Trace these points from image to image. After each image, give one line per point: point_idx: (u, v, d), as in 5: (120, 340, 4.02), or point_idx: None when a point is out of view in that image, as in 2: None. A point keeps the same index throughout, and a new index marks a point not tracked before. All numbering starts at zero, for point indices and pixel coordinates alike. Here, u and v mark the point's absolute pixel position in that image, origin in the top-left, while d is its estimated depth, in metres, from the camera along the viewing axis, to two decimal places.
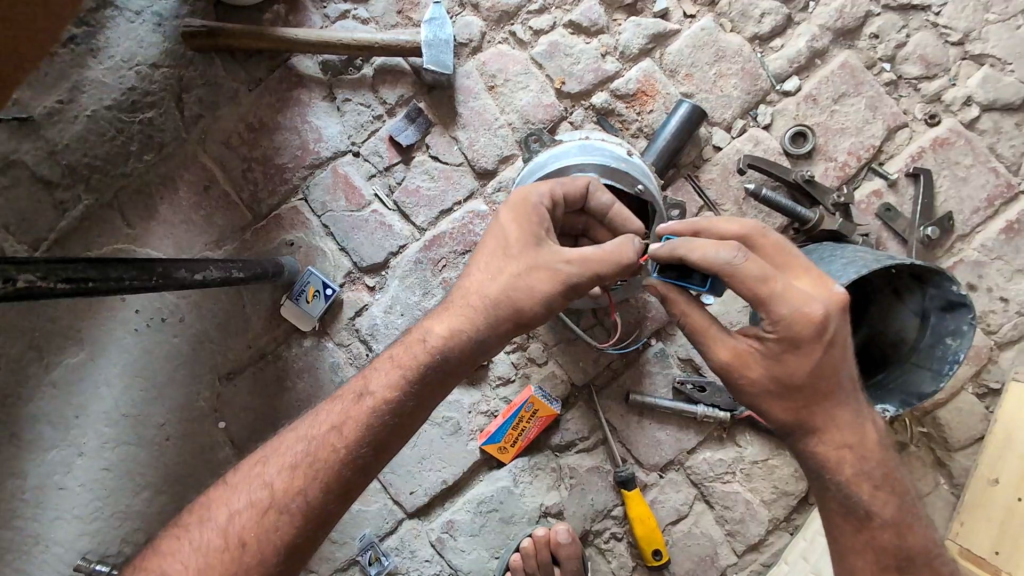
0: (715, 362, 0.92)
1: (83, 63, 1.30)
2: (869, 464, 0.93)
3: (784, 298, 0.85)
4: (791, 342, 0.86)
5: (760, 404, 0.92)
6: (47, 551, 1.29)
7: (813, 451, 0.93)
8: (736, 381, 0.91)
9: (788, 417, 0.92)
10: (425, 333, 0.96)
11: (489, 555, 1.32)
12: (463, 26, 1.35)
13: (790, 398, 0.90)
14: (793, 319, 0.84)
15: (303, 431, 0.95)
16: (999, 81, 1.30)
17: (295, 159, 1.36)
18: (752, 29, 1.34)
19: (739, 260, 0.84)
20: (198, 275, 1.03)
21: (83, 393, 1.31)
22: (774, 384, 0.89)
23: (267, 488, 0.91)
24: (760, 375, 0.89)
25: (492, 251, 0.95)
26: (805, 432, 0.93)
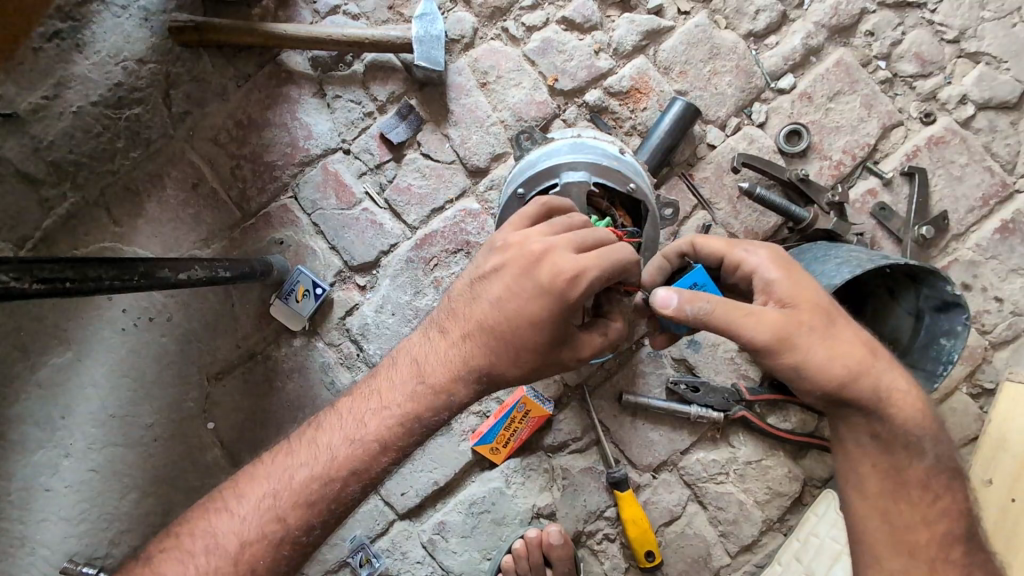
0: (775, 320, 0.85)
1: (68, 58, 1.28)
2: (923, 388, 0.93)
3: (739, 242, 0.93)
4: (783, 267, 0.89)
5: (833, 344, 0.86)
6: (33, 553, 1.27)
7: (895, 382, 0.89)
8: (802, 330, 0.85)
9: (859, 347, 0.88)
10: (445, 397, 0.91)
11: (481, 556, 1.31)
12: (455, 22, 1.34)
13: (841, 327, 0.88)
14: (765, 245, 0.91)
15: (313, 458, 0.92)
16: (995, 79, 1.29)
17: (284, 157, 1.34)
18: (746, 27, 1.33)
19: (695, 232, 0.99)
20: (182, 274, 1.01)
21: (69, 394, 1.29)
22: (823, 314, 0.86)
23: (279, 514, 0.89)
24: (803, 314, 0.86)
25: (524, 338, 0.86)
26: (878, 361, 0.89)
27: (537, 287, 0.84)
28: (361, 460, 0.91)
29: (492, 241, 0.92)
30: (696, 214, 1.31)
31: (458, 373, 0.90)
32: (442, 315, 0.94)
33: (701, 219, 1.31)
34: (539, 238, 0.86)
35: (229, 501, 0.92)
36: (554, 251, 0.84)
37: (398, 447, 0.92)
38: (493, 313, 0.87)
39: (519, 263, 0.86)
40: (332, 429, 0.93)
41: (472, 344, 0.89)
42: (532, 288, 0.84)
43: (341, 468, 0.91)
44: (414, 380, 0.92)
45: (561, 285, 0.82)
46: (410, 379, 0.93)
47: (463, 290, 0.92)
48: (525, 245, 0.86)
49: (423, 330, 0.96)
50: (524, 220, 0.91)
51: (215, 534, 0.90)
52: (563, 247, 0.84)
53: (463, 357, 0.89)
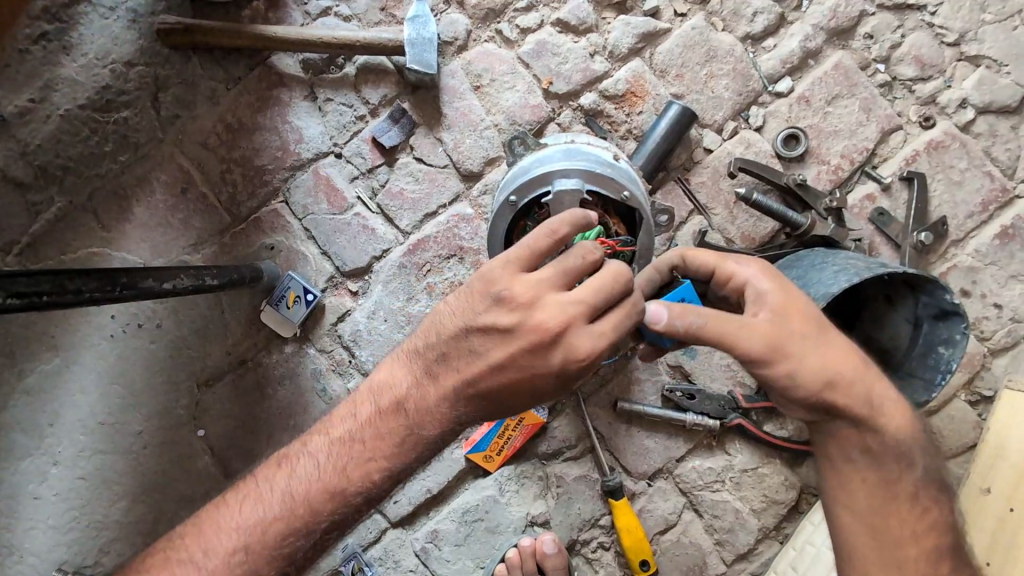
0: (766, 331, 0.83)
1: (55, 60, 1.25)
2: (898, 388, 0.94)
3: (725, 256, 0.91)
4: (773, 271, 0.88)
5: (824, 353, 0.85)
6: (22, 562, 1.26)
7: (878, 390, 0.89)
8: (795, 340, 0.84)
9: (845, 356, 0.87)
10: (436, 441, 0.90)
11: (474, 565, 1.29)
12: (448, 24, 1.32)
13: (833, 336, 0.86)
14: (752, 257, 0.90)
15: (286, 477, 0.91)
16: (995, 83, 1.27)
17: (275, 161, 1.32)
18: (743, 29, 1.31)
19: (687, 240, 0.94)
20: (167, 284, 0.99)
21: (58, 400, 1.28)
22: (813, 324, 0.85)
23: (248, 557, 0.89)
24: (795, 322, 0.84)
25: (530, 396, 0.84)
26: (864, 368, 0.88)
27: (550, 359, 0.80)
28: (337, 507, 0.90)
29: (490, 284, 0.82)
30: (692, 219, 1.30)
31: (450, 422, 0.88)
32: (432, 357, 0.87)
33: (698, 224, 1.29)
34: (551, 304, 0.80)
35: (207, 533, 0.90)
36: (564, 320, 0.79)
37: (378, 496, 0.91)
38: (499, 378, 0.83)
39: (533, 337, 0.80)
40: (307, 471, 0.91)
41: (467, 402, 0.86)
42: (540, 358, 0.80)
43: (318, 517, 0.89)
44: (397, 422, 0.89)
45: (573, 355, 0.80)
46: (390, 421, 0.89)
47: (456, 332, 0.85)
48: (535, 311, 0.80)
49: (411, 368, 0.90)
50: (527, 256, 0.82)
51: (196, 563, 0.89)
52: (579, 319, 0.79)
53: (453, 413, 0.87)
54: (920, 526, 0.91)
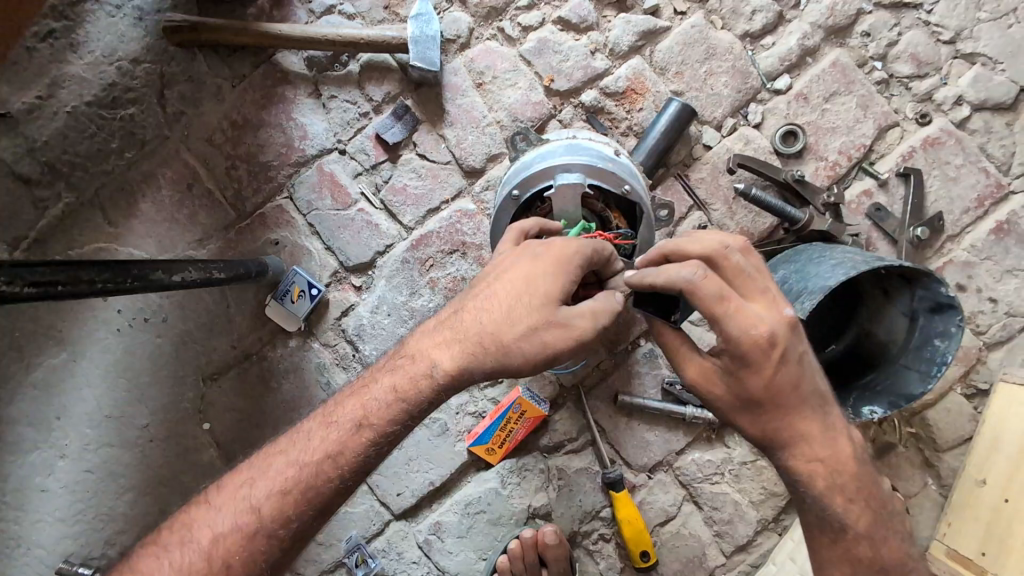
0: (684, 379, 0.91)
1: (62, 57, 1.27)
2: (840, 472, 0.90)
3: (732, 322, 0.82)
4: (746, 360, 0.84)
5: (729, 418, 0.90)
6: (29, 554, 1.27)
7: (781, 464, 0.92)
8: (706, 398, 0.90)
9: (758, 431, 0.90)
10: (435, 376, 0.88)
11: (476, 556, 1.31)
12: (451, 22, 1.33)
13: (756, 413, 0.88)
14: (746, 340, 0.82)
15: (294, 446, 0.92)
16: (990, 80, 1.29)
17: (279, 157, 1.34)
18: (742, 27, 1.33)
19: (699, 279, 0.81)
20: (175, 277, 1.00)
21: (65, 394, 1.29)
22: (735, 400, 0.88)
23: (247, 531, 0.88)
24: (723, 392, 0.88)
25: (522, 298, 0.86)
26: (776, 444, 0.90)
27: (533, 252, 0.88)
28: (338, 444, 0.90)
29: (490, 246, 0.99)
30: (691, 215, 1.32)
31: (453, 346, 0.88)
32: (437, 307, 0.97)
33: (697, 220, 1.31)
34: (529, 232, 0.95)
35: (227, 491, 0.92)
36: (549, 232, 0.92)
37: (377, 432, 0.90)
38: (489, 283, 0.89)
39: (515, 246, 0.92)
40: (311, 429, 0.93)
41: (467, 320, 0.89)
42: (529, 252, 0.89)
43: (316, 485, 0.90)
44: (405, 366, 0.91)
45: (567, 251, 0.87)
46: (403, 365, 0.91)
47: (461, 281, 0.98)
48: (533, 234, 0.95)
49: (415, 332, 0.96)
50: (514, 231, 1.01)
51: (210, 525, 0.90)
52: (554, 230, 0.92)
53: (458, 330, 0.89)
54: (831, 551, 0.93)
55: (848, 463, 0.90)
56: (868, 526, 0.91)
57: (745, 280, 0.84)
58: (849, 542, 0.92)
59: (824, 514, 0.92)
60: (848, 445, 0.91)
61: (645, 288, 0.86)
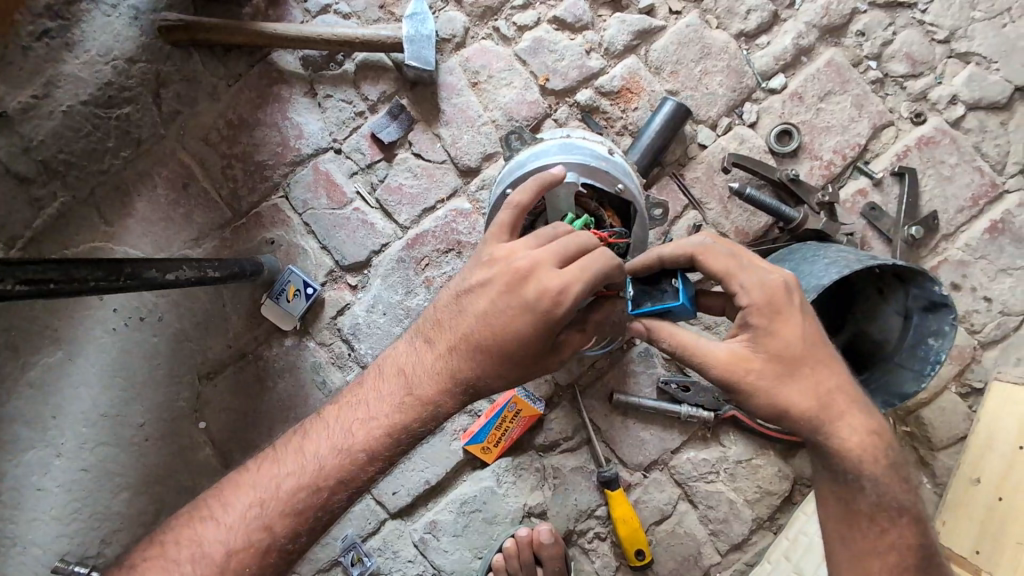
0: (722, 365, 0.86)
1: (58, 56, 1.27)
2: (881, 432, 0.90)
3: (748, 274, 0.87)
4: (772, 312, 0.86)
5: (776, 397, 0.86)
6: (25, 553, 1.27)
7: (839, 433, 0.88)
8: (749, 379, 0.86)
9: (807, 401, 0.87)
10: (433, 411, 0.91)
11: (472, 555, 1.31)
12: (446, 22, 1.34)
13: (799, 378, 0.86)
14: (766, 287, 0.86)
15: (300, 467, 0.92)
16: (984, 79, 1.29)
17: (275, 156, 1.34)
18: (737, 27, 1.33)
19: (709, 239, 0.89)
20: (169, 275, 1.00)
21: (60, 393, 1.29)
22: (777, 367, 0.86)
23: (261, 547, 0.90)
24: (762, 361, 0.86)
25: (515, 349, 0.86)
26: (826, 414, 0.87)
27: (524, 303, 0.84)
28: (346, 471, 0.92)
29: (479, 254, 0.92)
30: (686, 214, 1.32)
31: (447, 384, 0.90)
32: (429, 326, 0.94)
33: (692, 218, 1.31)
34: (523, 253, 0.87)
35: (233, 504, 0.92)
36: (542, 267, 0.84)
37: (381, 458, 0.92)
38: (481, 325, 0.87)
39: (505, 279, 0.86)
40: (317, 449, 0.93)
41: (461, 359, 0.89)
42: (520, 299, 0.85)
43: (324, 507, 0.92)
44: (402, 393, 0.93)
45: (560, 310, 0.83)
46: (398, 392, 0.93)
47: (449, 301, 0.92)
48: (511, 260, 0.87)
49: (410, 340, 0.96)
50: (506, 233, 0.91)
51: (222, 540, 0.90)
52: (549, 261, 0.84)
53: (454, 369, 0.89)
54: (886, 537, 0.89)
55: (884, 423, 0.91)
56: (912, 501, 0.91)
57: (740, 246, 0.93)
58: (903, 526, 0.89)
59: (875, 496, 0.89)
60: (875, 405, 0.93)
61: (654, 262, 0.91)
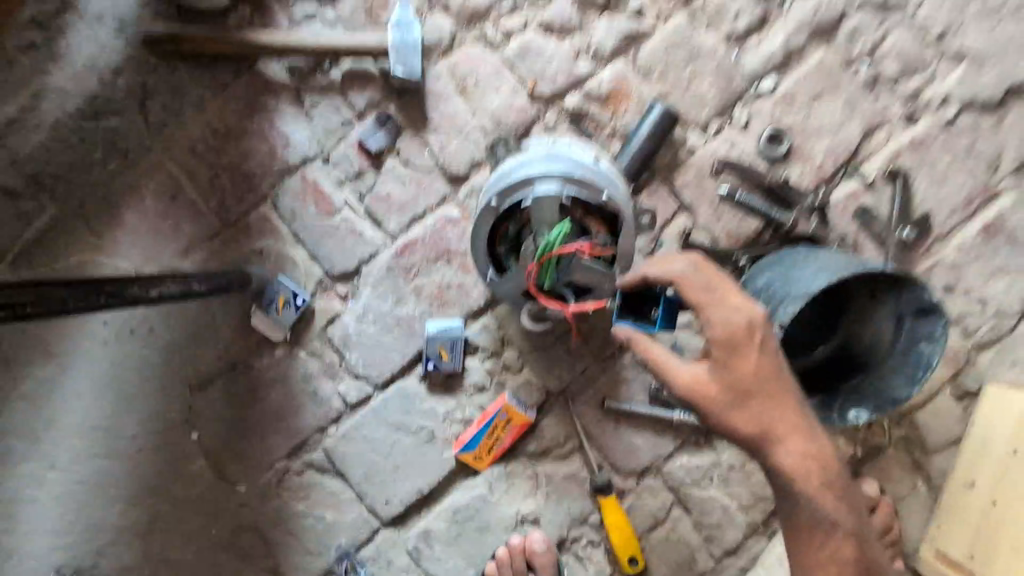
0: (680, 385, 0.91)
1: (45, 69, 1.28)
2: (825, 464, 0.90)
3: (717, 307, 0.89)
4: (731, 347, 0.89)
5: (726, 421, 0.90)
6: (23, 564, 1.29)
7: (778, 462, 0.89)
8: (704, 403, 0.90)
9: (752, 428, 0.89)
10: None
11: (465, 563, 1.31)
12: (433, 28, 1.33)
13: (749, 408, 0.89)
14: (728, 325, 0.88)
15: None
16: (978, 79, 1.28)
17: (263, 166, 1.33)
18: (727, 28, 1.32)
19: (690, 269, 0.90)
20: (153, 292, 0.98)
21: (53, 406, 1.30)
22: (729, 395, 0.89)
23: None
24: (715, 389, 0.90)
25: None
26: (771, 440, 0.89)
27: None
28: None
29: None
30: (678, 218, 1.30)
31: None
32: None
33: (683, 223, 1.30)
34: None
35: None
36: None
37: None
38: None
39: None
40: None
41: None
42: None
43: None
44: None
45: None
46: None
47: None
48: None
49: None
50: None
51: None
52: None
53: None
54: (821, 553, 0.89)
55: (831, 455, 0.91)
56: (851, 519, 0.90)
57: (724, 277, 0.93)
58: (839, 540, 0.88)
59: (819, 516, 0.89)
60: (827, 437, 0.92)
61: (638, 280, 0.94)
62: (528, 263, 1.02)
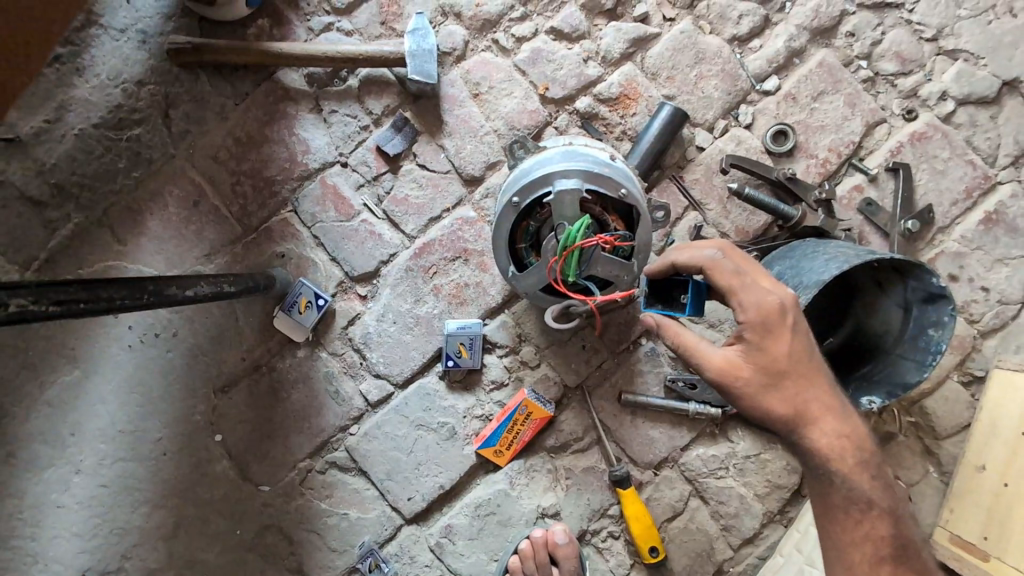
0: (714, 368, 0.95)
1: (69, 82, 1.32)
2: (858, 442, 0.94)
3: (750, 291, 0.93)
4: (765, 329, 0.93)
5: (760, 402, 0.94)
6: (47, 569, 1.29)
7: (811, 440, 0.94)
8: (737, 385, 0.94)
9: (787, 409, 0.94)
10: None
11: (488, 558, 1.33)
12: (446, 35, 1.37)
13: (783, 388, 0.93)
14: (762, 307, 0.92)
15: None
16: (973, 75, 1.33)
17: (283, 171, 1.37)
18: (730, 31, 1.37)
19: (719, 256, 0.95)
20: (188, 291, 1.01)
21: (78, 410, 1.32)
22: (763, 377, 0.93)
23: None
24: (750, 371, 0.94)
25: None
26: (804, 420, 0.94)
27: None
28: None
29: None
30: (687, 215, 1.35)
31: None
32: None
33: (693, 219, 1.34)
34: None
35: None
36: None
37: None
38: None
39: None
40: None
41: None
42: None
43: None
44: None
45: None
46: None
47: None
48: None
49: None
50: None
51: None
52: None
53: None
54: (858, 532, 0.94)
55: (863, 433, 0.96)
56: (887, 498, 0.94)
57: (752, 263, 0.98)
58: (876, 519, 0.93)
59: (849, 492, 0.94)
60: (857, 416, 0.97)
61: (667, 267, 1.00)
62: (549, 257, 1.06)
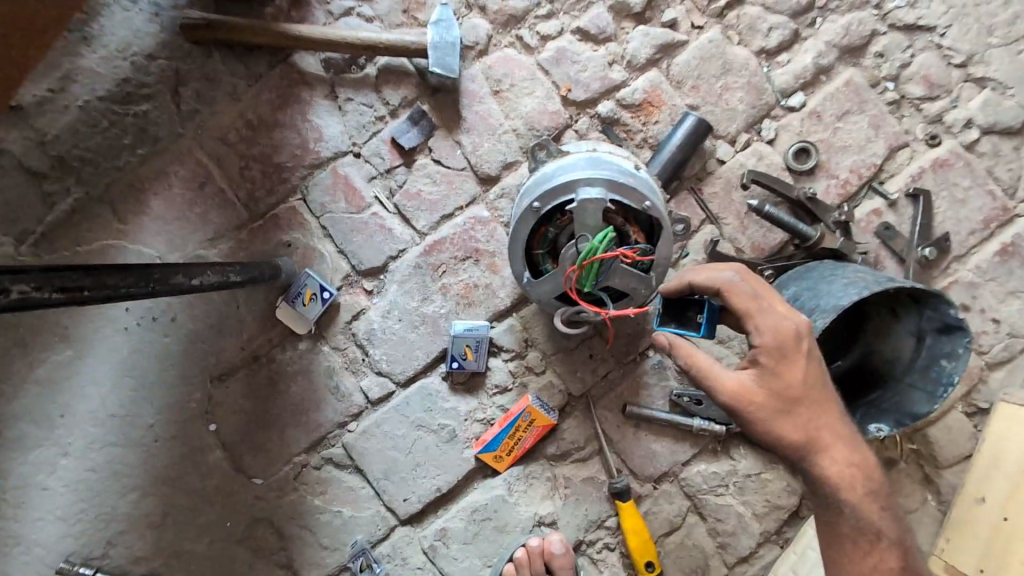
0: (727, 391, 0.93)
1: (75, 51, 1.27)
2: (868, 471, 0.94)
3: (767, 316, 0.92)
4: (781, 354, 0.91)
5: (772, 427, 0.92)
6: (29, 552, 1.26)
7: (822, 467, 0.93)
8: (751, 409, 0.92)
9: (798, 435, 0.92)
10: None
11: (481, 563, 1.31)
12: (470, 28, 1.33)
13: (796, 415, 0.92)
14: (779, 332, 0.91)
15: None
16: (999, 105, 1.31)
17: (294, 158, 1.33)
18: (759, 43, 1.34)
19: (738, 278, 0.93)
20: (195, 280, 0.98)
21: (69, 391, 1.28)
22: (776, 403, 0.92)
23: None
24: (763, 396, 0.92)
25: None
26: (815, 447, 0.92)
27: None
28: None
29: None
30: (703, 229, 1.33)
31: None
32: None
33: (710, 233, 1.32)
34: None
35: None
36: None
37: None
38: None
39: None
40: None
41: None
42: None
43: None
44: None
45: None
46: None
47: None
48: None
49: None
50: None
51: None
52: None
53: None
54: (865, 562, 0.93)
55: (873, 462, 0.95)
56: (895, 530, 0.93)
57: (768, 286, 0.96)
58: (884, 550, 0.92)
59: (859, 522, 0.93)
60: (866, 444, 0.96)
61: (683, 286, 0.98)
62: (568, 266, 1.04)
